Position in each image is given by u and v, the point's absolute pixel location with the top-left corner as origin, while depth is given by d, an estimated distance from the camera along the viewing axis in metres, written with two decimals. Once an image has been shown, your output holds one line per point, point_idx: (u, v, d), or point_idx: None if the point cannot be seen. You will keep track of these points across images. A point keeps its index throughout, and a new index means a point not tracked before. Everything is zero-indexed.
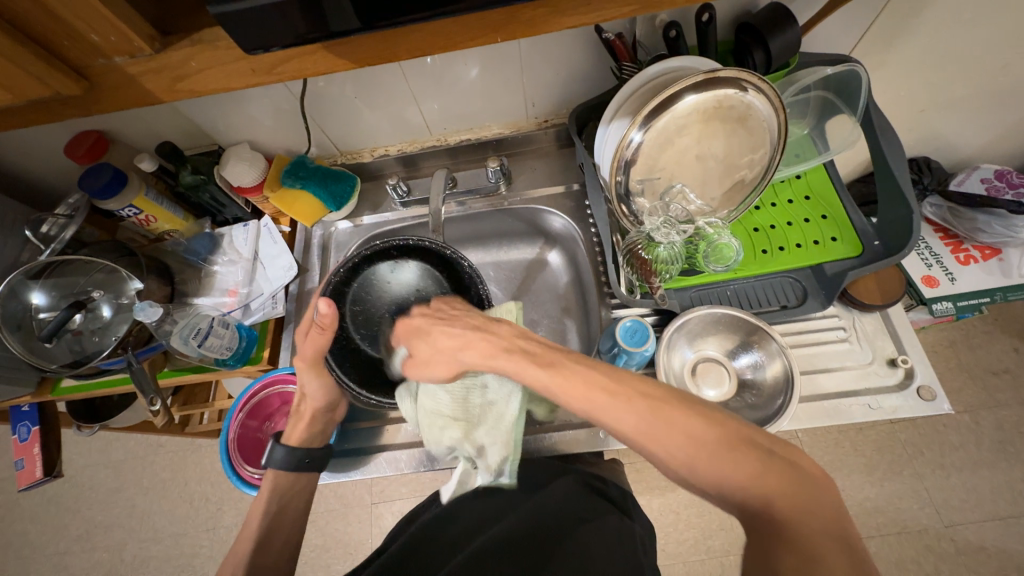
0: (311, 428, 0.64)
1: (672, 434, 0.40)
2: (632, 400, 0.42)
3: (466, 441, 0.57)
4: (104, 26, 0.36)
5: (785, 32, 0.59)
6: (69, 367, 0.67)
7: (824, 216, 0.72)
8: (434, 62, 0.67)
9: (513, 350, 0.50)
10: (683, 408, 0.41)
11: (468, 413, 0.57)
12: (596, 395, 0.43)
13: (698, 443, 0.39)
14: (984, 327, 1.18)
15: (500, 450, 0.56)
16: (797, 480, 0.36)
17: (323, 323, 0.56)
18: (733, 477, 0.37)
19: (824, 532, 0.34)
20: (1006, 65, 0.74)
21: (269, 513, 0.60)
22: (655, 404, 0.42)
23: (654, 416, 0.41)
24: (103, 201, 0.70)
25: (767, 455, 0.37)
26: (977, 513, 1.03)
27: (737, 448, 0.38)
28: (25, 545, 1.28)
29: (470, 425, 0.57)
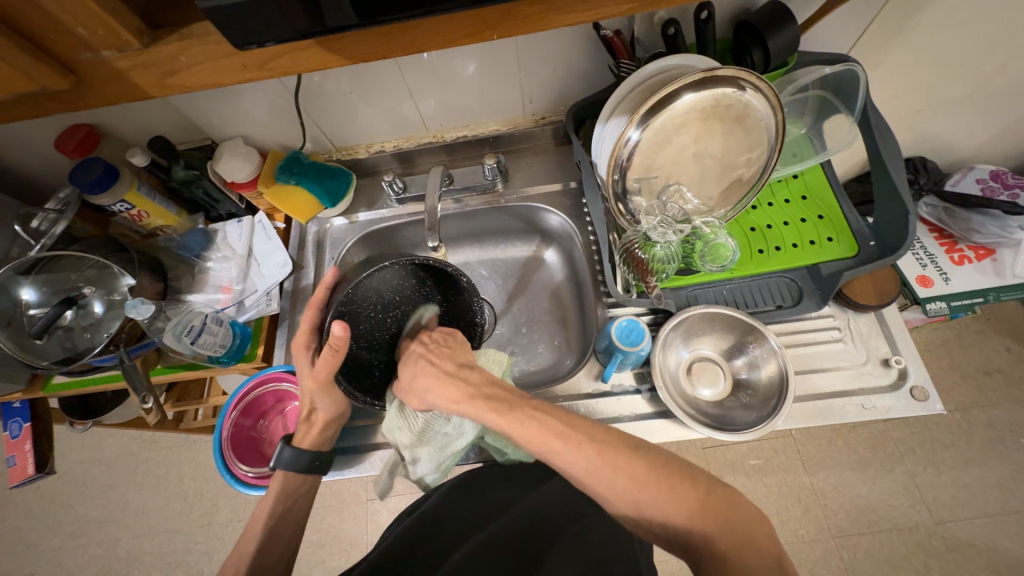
0: (324, 432, 0.63)
1: (617, 476, 0.44)
2: (582, 444, 0.46)
3: (407, 449, 0.60)
4: (91, 20, 0.36)
5: (784, 31, 0.59)
6: (60, 363, 0.66)
7: (821, 216, 0.72)
8: (430, 58, 0.66)
9: (479, 397, 0.51)
10: (627, 452, 0.45)
11: (423, 434, 0.60)
12: (550, 440, 0.46)
13: (642, 483, 0.43)
14: (977, 327, 1.19)
15: (429, 467, 0.61)
16: (733, 518, 0.41)
17: (336, 346, 0.54)
18: (680, 516, 0.42)
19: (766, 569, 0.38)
20: (1002, 66, 0.74)
21: (275, 512, 0.58)
22: (603, 448, 0.45)
23: (600, 461, 0.45)
24: (94, 196, 0.69)
25: (707, 491, 0.43)
26: (966, 510, 1.05)
27: (678, 489, 0.43)
28: (18, 541, 1.28)
29: (418, 441, 0.60)
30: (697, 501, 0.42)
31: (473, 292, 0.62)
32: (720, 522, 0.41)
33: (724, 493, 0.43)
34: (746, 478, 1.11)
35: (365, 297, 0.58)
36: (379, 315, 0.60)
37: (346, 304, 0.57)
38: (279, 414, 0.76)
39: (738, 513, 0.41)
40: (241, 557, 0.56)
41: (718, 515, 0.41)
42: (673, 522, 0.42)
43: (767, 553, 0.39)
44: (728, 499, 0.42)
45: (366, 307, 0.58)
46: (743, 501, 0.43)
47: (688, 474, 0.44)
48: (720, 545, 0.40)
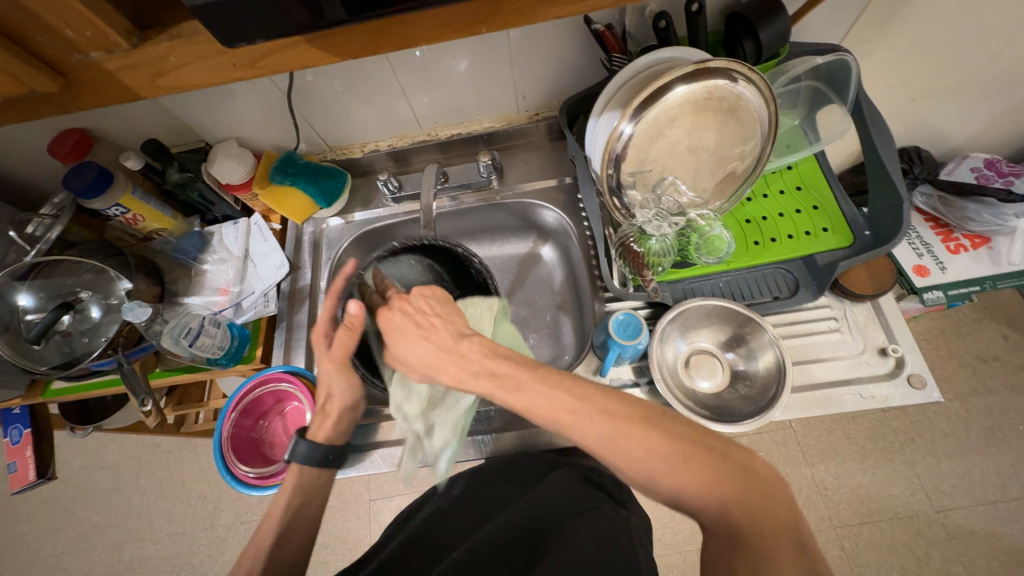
0: (340, 423, 0.63)
1: (631, 447, 0.43)
2: (593, 416, 0.45)
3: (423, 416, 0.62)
4: (78, 21, 0.36)
5: (774, 23, 0.59)
6: (58, 368, 0.66)
7: (816, 207, 0.72)
8: (423, 55, 0.66)
9: (482, 374, 0.51)
10: (641, 424, 0.44)
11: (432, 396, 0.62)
12: (560, 415, 0.46)
13: (657, 453, 0.43)
14: (974, 315, 1.20)
15: (446, 432, 0.62)
16: (750, 487, 0.40)
17: (352, 324, 0.57)
18: (691, 485, 0.41)
19: (776, 536, 0.38)
20: (994, 54, 0.74)
21: (291, 507, 0.58)
22: (616, 419, 0.45)
23: (612, 432, 0.44)
24: (88, 201, 0.69)
25: (723, 459, 0.42)
26: (967, 498, 1.05)
27: (691, 458, 0.42)
28: (22, 547, 1.28)
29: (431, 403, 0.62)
30: (712, 469, 0.41)
31: (487, 273, 0.68)
32: (735, 492, 0.40)
33: (739, 459, 0.43)
34: None
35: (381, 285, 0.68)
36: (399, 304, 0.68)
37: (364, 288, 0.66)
38: (279, 414, 0.76)
39: (754, 481, 0.41)
40: (260, 547, 0.55)
41: (733, 481, 0.41)
42: (682, 491, 0.41)
43: (784, 523, 0.39)
44: (742, 467, 0.42)
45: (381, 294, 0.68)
46: (761, 468, 0.43)
47: (704, 445, 0.43)
48: (732, 514, 0.39)
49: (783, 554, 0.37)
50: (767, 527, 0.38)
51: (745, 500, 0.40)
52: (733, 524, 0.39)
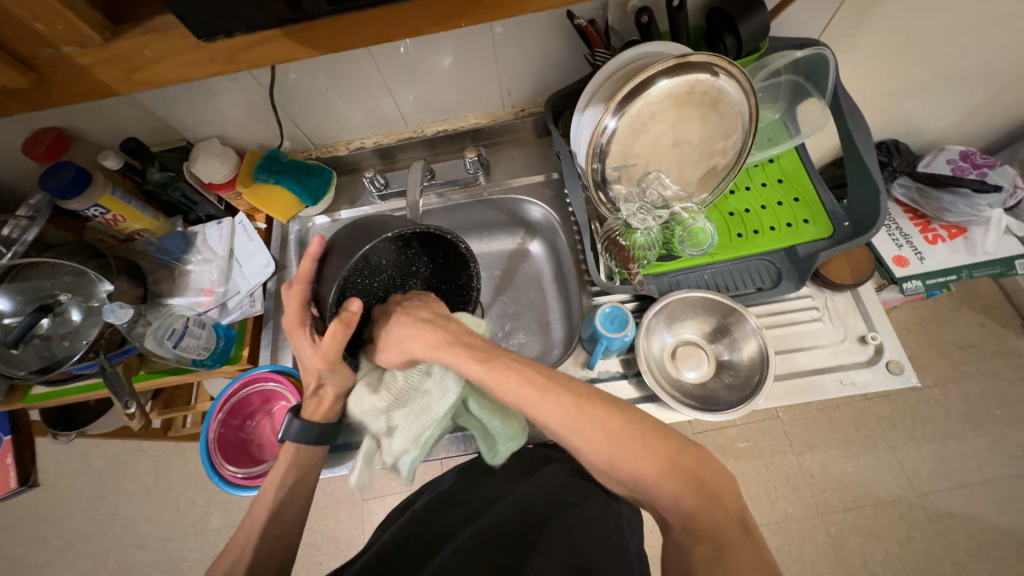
0: (335, 405, 0.61)
1: (593, 429, 0.44)
2: (560, 397, 0.46)
3: (383, 415, 0.57)
4: (49, 14, 0.35)
5: (754, 17, 0.60)
6: (38, 373, 0.65)
7: (797, 198, 0.74)
8: (407, 52, 0.66)
9: (457, 344, 0.52)
10: (606, 405, 0.45)
11: (402, 393, 0.58)
12: (529, 393, 0.46)
13: (617, 437, 0.43)
14: (952, 304, 1.23)
15: (406, 438, 0.56)
16: (702, 476, 0.41)
17: (348, 319, 0.52)
18: (651, 472, 0.42)
19: (726, 522, 0.39)
20: (967, 48, 0.76)
21: (286, 484, 0.57)
22: (583, 402, 0.45)
23: (578, 413, 0.45)
24: (66, 201, 0.67)
25: (678, 449, 0.43)
26: (946, 482, 1.08)
27: (650, 445, 0.43)
28: (5, 557, 1.25)
29: (396, 403, 0.58)
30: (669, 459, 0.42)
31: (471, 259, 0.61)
32: (689, 482, 0.41)
33: (694, 450, 0.43)
34: (736, 462, 1.14)
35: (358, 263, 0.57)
36: (366, 279, 0.60)
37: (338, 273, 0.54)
38: (267, 414, 0.75)
39: (707, 470, 0.42)
40: (253, 525, 0.55)
41: (687, 470, 0.41)
42: (642, 477, 0.42)
43: (732, 513, 0.39)
44: (698, 458, 0.43)
45: (351, 273, 0.57)
46: (712, 459, 0.43)
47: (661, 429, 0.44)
48: (689, 504, 0.40)
49: (733, 543, 0.37)
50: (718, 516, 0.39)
51: (699, 489, 0.40)
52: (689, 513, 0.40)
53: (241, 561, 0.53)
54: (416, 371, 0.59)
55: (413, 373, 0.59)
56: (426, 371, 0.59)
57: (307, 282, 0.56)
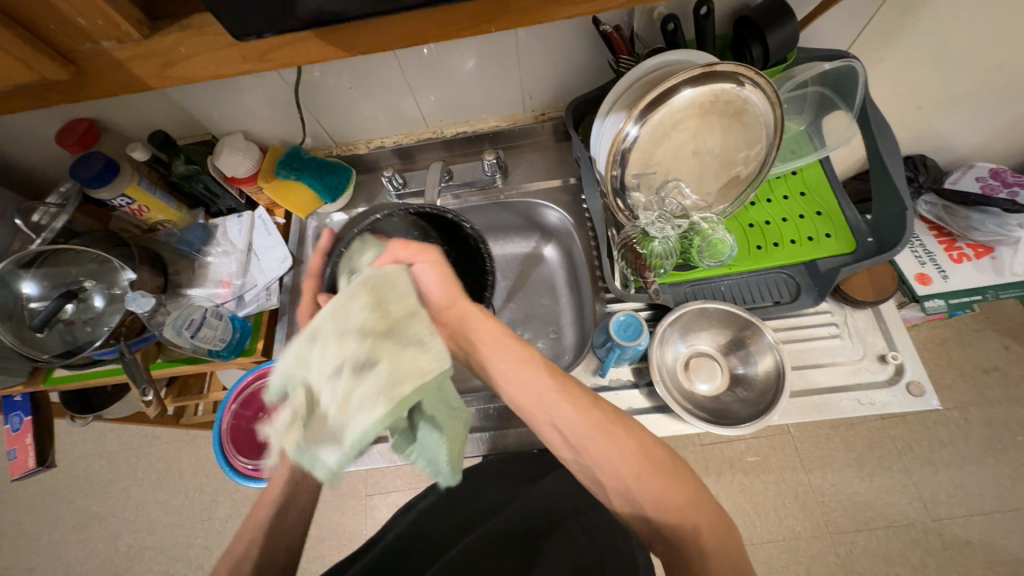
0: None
1: (627, 445, 0.45)
2: (599, 408, 0.48)
3: (362, 339, 0.42)
4: (90, 10, 0.36)
5: (783, 27, 0.59)
6: (60, 357, 0.66)
7: (819, 212, 0.72)
8: (430, 53, 0.66)
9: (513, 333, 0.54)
10: (639, 429, 0.48)
11: (391, 324, 0.44)
12: (572, 393, 0.49)
13: (648, 460, 0.45)
14: (975, 325, 1.19)
15: (378, 387, 0.41)
16: (715, 518, 0.44)
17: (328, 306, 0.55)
18: (671, 503, 0.43)
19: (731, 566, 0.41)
20: (1003, 64, 0.74)
21: (289, 480, 0.53)
22: (619, 418, 0.48)
23: (615, 426, 0.47)
24: (94, 191, 0.69)
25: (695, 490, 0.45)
26: (964, 508, 1.05)
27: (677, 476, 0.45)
28: (19, 535, 1.28)
29: (385, 334, 0.43)
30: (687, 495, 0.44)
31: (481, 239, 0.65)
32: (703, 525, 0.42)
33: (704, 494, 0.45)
34: (745, 476, 1.12)
35: None
36: None
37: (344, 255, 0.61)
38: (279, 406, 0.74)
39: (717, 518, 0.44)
40: (258, 520, 0.52)
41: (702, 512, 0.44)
42: (661, 506, 0.43)
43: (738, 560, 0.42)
44: (711, 504, 0.45)
45: None
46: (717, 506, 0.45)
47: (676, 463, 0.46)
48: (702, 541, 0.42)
49: None
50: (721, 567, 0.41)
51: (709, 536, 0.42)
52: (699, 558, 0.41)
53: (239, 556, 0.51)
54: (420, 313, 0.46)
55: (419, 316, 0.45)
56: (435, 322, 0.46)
57: (321, 278, 0.58)
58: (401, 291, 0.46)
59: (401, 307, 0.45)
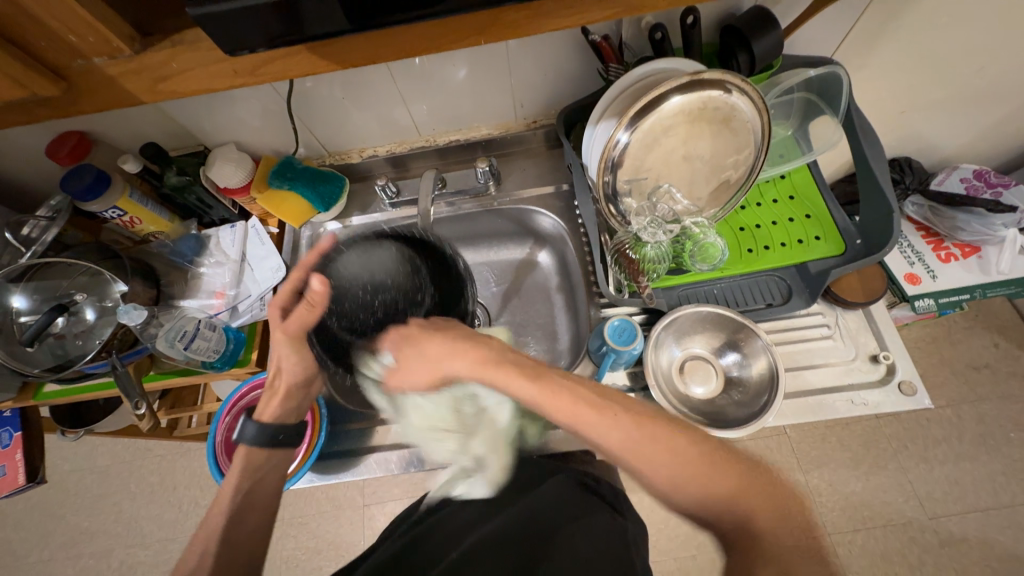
0: (283, 403, 0.61)
1: (657, 450, 0.44)
2: (618, 417, 0.47)
3: (464, 450, 0.60)
4: (82, 27, 0.36)
5: (768, 35, 0.60)
6: (51, 371, 0.66)
7: (808, 215, 0.73)
8: (422, 63, 0.67)
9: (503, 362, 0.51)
10: (657, 422, 0.46)
11: (466, 428, 0.59)
12: (584, 413, 0.47)
13: (684, 459, 0.43)
14: (965, 323, 1.21)
15: (499, 450, 0.61)
16: (772, 498, 0.42)
17: (313, 299, 0.52)
18: (719, 492, 0.42)
19: (795, 548, 0.39)
20: (982, 68, 0.76)
21: (241, 489, 0.56)
22: (640, 421, 0.46)
23: (638, 435, 0.45)
24: (85, 203, 0.69)
25: (756, 475, 0.43)
26: (959, 505, 1.06)
27: (719, 465, 0.43)
28: (9, 553, 1.25)
29: (467, 434, 0.59)
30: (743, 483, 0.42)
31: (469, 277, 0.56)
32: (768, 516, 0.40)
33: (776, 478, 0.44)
34: None
35: (357, 265, 0.50)
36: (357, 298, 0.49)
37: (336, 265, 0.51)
38: None
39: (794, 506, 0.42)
40: (210, 529, 0.53)
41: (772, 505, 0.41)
42: (709, 497, 0.42)
43: (803, 538, 0.39)
44: (769, 481, 0.43)
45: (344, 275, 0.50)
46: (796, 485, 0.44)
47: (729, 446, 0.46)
48: (760, 524, 0.40)
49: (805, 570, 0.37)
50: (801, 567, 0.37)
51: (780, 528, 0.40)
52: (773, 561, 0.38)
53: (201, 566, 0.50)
54: (463, 400, 0.57)
55: (462, 403, 0.58)
56: (470, 394, 0.57)
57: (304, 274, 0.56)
58: (438, 401, 0.57)
59: (453, 414, 0.58)
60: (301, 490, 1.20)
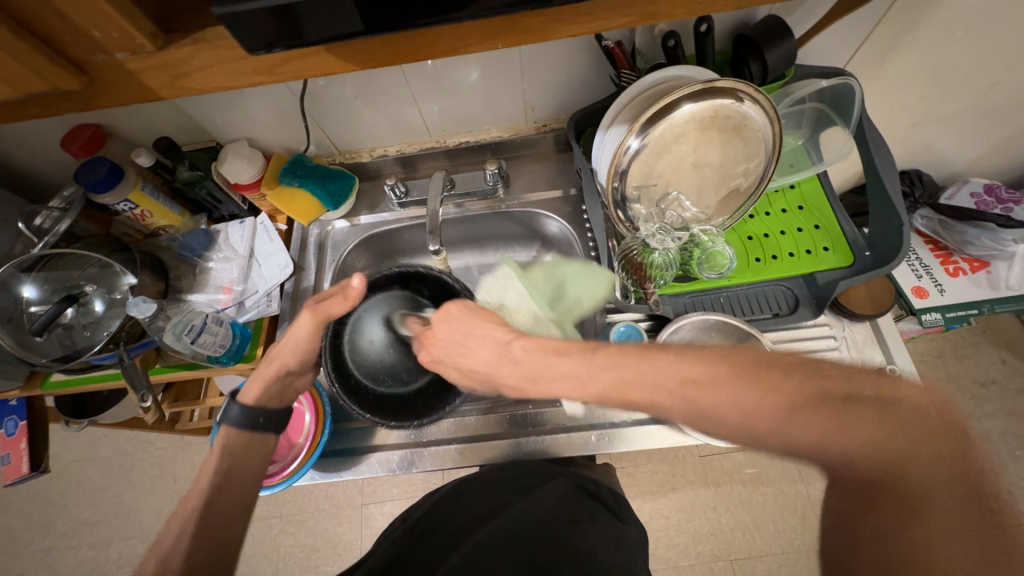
0: (267, 386, 0.59)
1: (725, 412, 0.41)
2: (674, 389, 0.44)
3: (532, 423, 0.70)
4: (105, 22, 0.36)
5: (781, 45, 0.60)
6: (59, 361, 0.66)
7: (818, 226, 0.73)
8: (435, 65, 0.68)
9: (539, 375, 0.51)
10: (717, 387, 0.42)
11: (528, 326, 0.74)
12: (635, 393, 0.46)
13: (764, 413, 0.39)
14: (972, 338, 1.20)
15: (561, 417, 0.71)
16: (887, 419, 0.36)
17: (349, 294, 0.53)
18: (817, 439, 0.37)
19: (930, 471, 0.34)
20: (996, 82, 0.76)
21: (219, 469, 0.55)
22: (700, 386, 0.42)
23: (698, 402, 0.42)
24: (98, 196, 0.69)
25: (858, 401, 0.37)
26: None
27: (809, 408, 0.38)
28: (9, 541, 1.26)
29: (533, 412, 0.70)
30: (841, 417, 0.37)
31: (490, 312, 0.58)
32: (875, 450, 0.35)
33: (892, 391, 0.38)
34: (744, 487, 1.11)
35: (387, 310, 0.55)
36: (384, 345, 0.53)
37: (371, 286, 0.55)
38: None
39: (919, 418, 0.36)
40: (186, 512, 0.52)
41: (884, 424, 0.36)
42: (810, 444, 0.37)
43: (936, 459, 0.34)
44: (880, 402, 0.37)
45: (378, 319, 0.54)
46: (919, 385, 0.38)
47: (818, 373, 0.40)
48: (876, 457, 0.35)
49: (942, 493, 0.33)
50: (931, 496, 0.33)
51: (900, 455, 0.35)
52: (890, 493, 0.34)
53: (178, 547, 0.49)
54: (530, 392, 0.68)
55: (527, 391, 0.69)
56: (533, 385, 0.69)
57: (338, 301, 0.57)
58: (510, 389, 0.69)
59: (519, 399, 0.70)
60: (300, 486, 1.20)
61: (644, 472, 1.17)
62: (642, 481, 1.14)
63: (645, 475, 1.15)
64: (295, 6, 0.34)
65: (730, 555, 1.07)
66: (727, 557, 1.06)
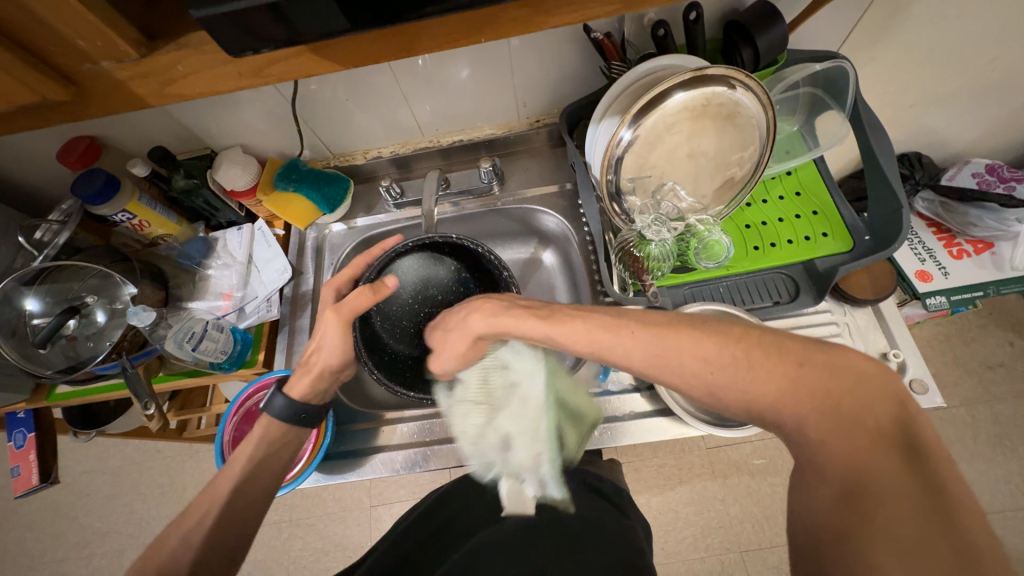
0: (317, 384, 0.60)
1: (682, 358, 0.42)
2: (635, 335, 0.45)
3: (490, 428, 0.58)
4: (90, 32, 0.36)
5: (773, 29, 0.59)
6: (63, 372, 0.66)
7: (814, 211, 0.73)
8: (425, 64, 0.67)
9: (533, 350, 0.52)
10: (693, 336, 0.42)
11: (494, 402, 0.58)
12: (604, 339, 0.46)
13: (713, 366, 0.41)
14: (979, 321, 1.18)
15: (527, 440, 0.58)
16: (828, 388, 0.37)
17: (378, 289, 0.57)
18: (764, 397, 0.39)
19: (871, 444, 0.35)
20: (993, 60, 0.74)
21: (254, 458, 0.54)
22: (660, 333, 0.44)
23: (661, 345, 0.43)
24: (95, 207, 0.70)
25: (809, 363, 0.39)
26: None
27: (754, 368, 0.40)
28: (23, 553, 1.27)
29: (493, 410, 0.58)
30: (795, 378, 0.38)
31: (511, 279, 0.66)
32: (824, 421, 0.37)
33: (836, 360, 0.39)
34: (752, 478, 1.11)
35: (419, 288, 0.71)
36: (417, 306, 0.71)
37: (394, 264, 0.68)
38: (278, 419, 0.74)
39: (861, 387, 0.37)
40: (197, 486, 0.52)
41: (829, 393, 0.37)
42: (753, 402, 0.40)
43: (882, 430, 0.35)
44: (827, 366, 0.38)
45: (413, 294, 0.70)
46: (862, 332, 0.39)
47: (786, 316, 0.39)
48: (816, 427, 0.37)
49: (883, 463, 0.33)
50: (873, 468, 0.34)
51: (840, 420, 0.36)
52: (842, 465, 0.35)
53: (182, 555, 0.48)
54: (491, 368, 0.58)
55: (492, 373, 0.58)
56: (502, 364, 0.58)
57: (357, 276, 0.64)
58: (473, 373, 0.58)
59: (482, 384, 0.58)
60: (308, 490, 1.21)
61: (649, 467, 1.17)
62: (647, 476, 1.13)
63: (650, 470, 1.15)
64: (266, 8, 0.34)
65: (740, 548, 1.07)
66: (737, 549, 1.06)
